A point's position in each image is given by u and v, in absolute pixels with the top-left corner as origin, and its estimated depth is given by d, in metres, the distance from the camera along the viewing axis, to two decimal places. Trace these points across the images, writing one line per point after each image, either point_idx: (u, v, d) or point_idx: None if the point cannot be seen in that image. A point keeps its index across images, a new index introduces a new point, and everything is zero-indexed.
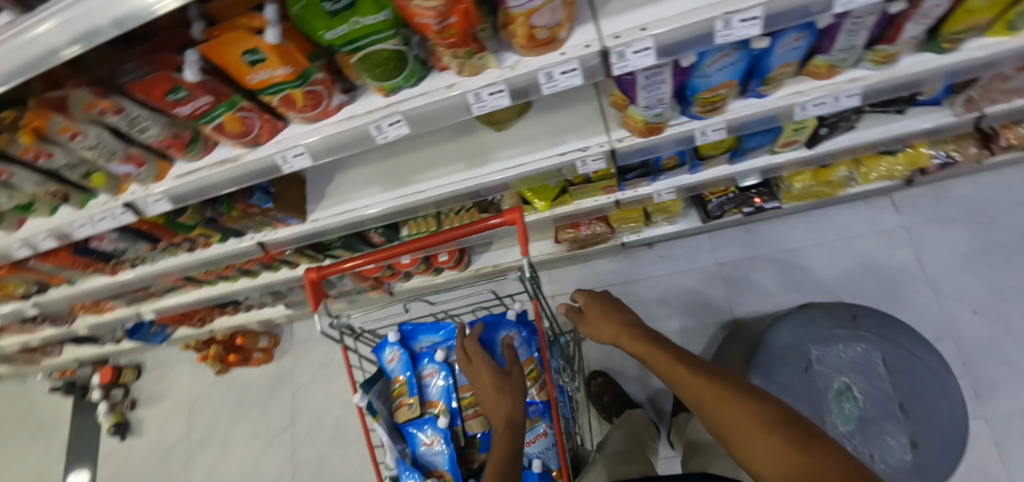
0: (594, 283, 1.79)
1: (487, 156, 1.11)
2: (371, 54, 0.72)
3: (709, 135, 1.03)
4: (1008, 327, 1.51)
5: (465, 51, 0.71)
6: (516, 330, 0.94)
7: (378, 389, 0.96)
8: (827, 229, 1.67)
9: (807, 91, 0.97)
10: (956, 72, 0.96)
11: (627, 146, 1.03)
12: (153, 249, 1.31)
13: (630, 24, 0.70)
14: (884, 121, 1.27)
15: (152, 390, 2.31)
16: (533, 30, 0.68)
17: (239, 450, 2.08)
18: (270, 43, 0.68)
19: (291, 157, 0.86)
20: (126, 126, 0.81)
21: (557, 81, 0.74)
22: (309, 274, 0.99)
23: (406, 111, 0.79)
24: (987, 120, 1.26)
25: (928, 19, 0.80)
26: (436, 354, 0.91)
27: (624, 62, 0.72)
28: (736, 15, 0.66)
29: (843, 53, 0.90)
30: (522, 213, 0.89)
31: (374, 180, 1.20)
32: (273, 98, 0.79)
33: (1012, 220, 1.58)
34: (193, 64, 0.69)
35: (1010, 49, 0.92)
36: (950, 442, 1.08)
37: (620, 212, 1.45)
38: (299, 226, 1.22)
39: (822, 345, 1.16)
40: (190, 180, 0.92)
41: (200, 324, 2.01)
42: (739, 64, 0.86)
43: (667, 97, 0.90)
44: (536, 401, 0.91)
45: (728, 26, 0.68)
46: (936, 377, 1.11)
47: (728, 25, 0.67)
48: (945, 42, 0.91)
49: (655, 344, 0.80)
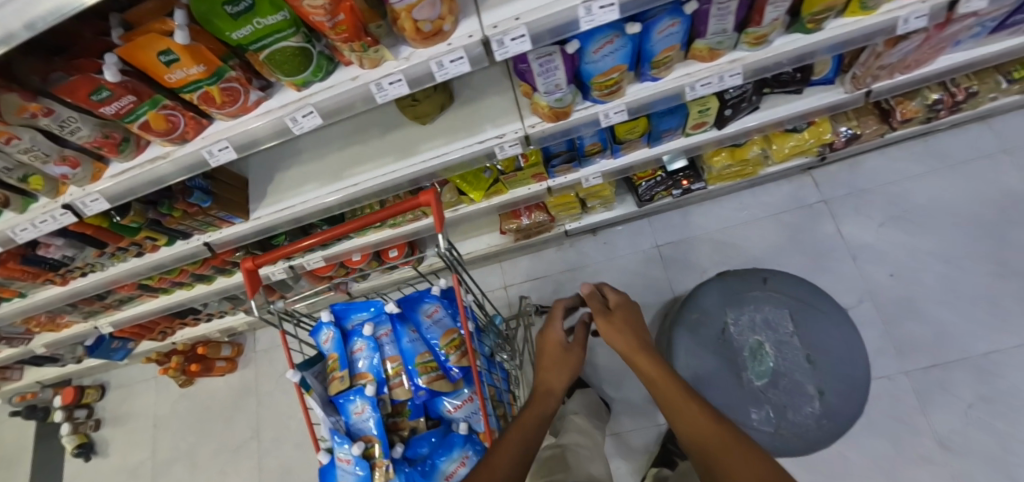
0: (543, 271, 1.89)
1: (414, 148, 1.20)
2: (277, 51, 0.79)
3: (612, 118, 1.12)
4: (921, 287, 1.64)
5: (360, 45, 0.79)
6: (439, 303, 1.00)
7: (314, 367, 1.01)
8: (754, 208, 1.81)
9: (695, 73, 1.08)
10: (825, 51, 1.08)
11: (540, 131, 1.12)
12: (101, 257, 1.34)
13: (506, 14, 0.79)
14: (785, 101, 1.38)
15: (118, 409, 2.31)
16: (417, 24, 0.77)
17: (207, 462, 2.08)
18: (180, 44, 0.74)
19: (215, 150, 0.92)
20: (57, 127, 0.85)
21: (448, 69, 0.83)
22: (246, 264, 1.04)
23: (317, 103, 0.87)
24: (877, 96, 1.38)
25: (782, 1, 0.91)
26: (363, 329, 0.97)
27: (504, 49, 0.81)
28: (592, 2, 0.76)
29: (717, 37, 1.00)
30: (436, 194, 0.97)
31: (312, 177, 1.27)
32: (193, 96, 0.85)
33: (919, 188, 1.72)
34: (111, 66, 0.75)
35: (867, 27, 1.04)
36: (855, 387, 1.18)
37: (556, 199, 1.55)
38: (243, 225, 1.29)
39: (736, 308, 1.27)
40: (125, 178, 0.97)
41: (161, 337, 2.05)
42: (624, 49, 0.96)
43: (563, 82, 0.99)
44: (456, 367, 0.96)
45: (588, 12, 0.77)
46: (839, 329, 1.22)
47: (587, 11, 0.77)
48: (809, 23, 1.01)
49: (667, 375, 0.91)
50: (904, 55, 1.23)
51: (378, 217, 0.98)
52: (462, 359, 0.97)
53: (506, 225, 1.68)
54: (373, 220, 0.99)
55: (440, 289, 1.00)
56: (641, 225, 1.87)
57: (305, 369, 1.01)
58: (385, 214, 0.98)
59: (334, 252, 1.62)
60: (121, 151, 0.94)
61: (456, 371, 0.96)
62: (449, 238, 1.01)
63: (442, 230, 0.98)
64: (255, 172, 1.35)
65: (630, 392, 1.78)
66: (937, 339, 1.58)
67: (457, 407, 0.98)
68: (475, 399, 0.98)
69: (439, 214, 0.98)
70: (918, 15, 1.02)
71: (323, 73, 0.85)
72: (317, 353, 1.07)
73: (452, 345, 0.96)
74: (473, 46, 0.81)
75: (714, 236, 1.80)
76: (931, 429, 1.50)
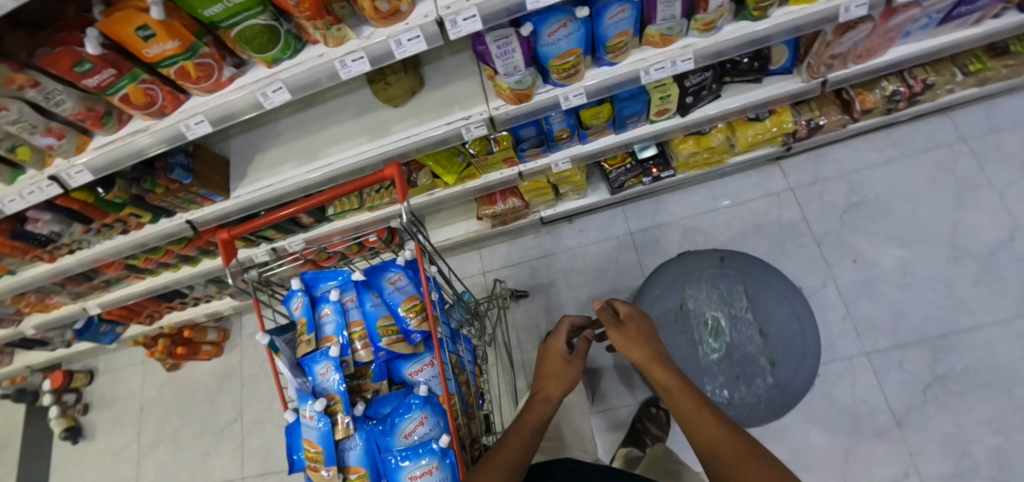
0: (520, 258, 1.95)
1: (386, 130, 1.26)
2: (246, 29, 0.86)
3: (572, 101, 1.18)
4: (880, 271, 1.70)
5: (323, 22, 0.85)
6: (402, 272, 1.05)
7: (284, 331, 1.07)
8: (723, 196, 1.87)
9: (649, 58, 1.14)
10: (772, 39, 1.14)
11: (503, 113, 1.18)
12: (87, 233, 1.40)
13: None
14: (744, 90, 1.45)
15: (106, 393, 2.35)
16: (375, 3, 0.83)
17: (191, 444, 2.13)
18: (156, 19, 0.80)
19: (192, 124, 0.98)
20: (43, 99, 0.90)
21: (406, 47, 0.90)
22: (220, 235, 1.09)
23: (286, 79, 0.93)
24: (833, 85, 1.44)
25: None
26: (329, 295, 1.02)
27: (458, 28, 0.87)
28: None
29: (667, 23, 1.07)
30: (400, 168, 1.02)
31: (290, 157, 1.34)
32: (170, 71, 0.90)
33: (882, 178, 1.79)
34: (92, 39, 0.80)
35: (810, 15, 1.10)
36: (805, 359, 1.23)
37: (528, 184, 1.60)
38: (223, 203, 1.34)
39: (695, 285, 1.32)
40: (108, 151, 1.03)
41: (150, 321, 2.12)
42: (579, 33, 1.03)
43: (522, 64, 1.06)
44: (416, 331, 1.01)
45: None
46: (791, 305, 1.27)
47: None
48: (754, 10, 1.08)
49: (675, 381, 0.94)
50: (854, 45, 1.29)
51: (345, 188, 1.04)
52: (423, 324, 1.02)
53: (482, 211, 1.74)
54: (341, 192, 1.05)
55: (404, 259, 1.05)
56: (615, 214, 1.93)
57: (276, 333, 1.06)
58: (352, 186, 1.03)
59: (315, 235, 1.67)
60: (104, 124, 0.99)
61: (415, 335, 1.01)
62: (413, 211, 1.07)
63: (406, 203, 1.04)
64: (236, 154, 1.41)
65: (602, 374, 1.83)
66: (892, 321, 1.64)
67: (417, 371, 1.02)
68: (435, 363, 1.03)
69: (403, 187, 1.03)
70: (858, 3, 1.08)
71: (292, 51, 0.91)
72: (289, 322, 1.12)
73: (412, 310, 1.01)
74: (429, 26, 0.87)
75: (684, 224, 1.86)
76: (889, 407, 1.55)
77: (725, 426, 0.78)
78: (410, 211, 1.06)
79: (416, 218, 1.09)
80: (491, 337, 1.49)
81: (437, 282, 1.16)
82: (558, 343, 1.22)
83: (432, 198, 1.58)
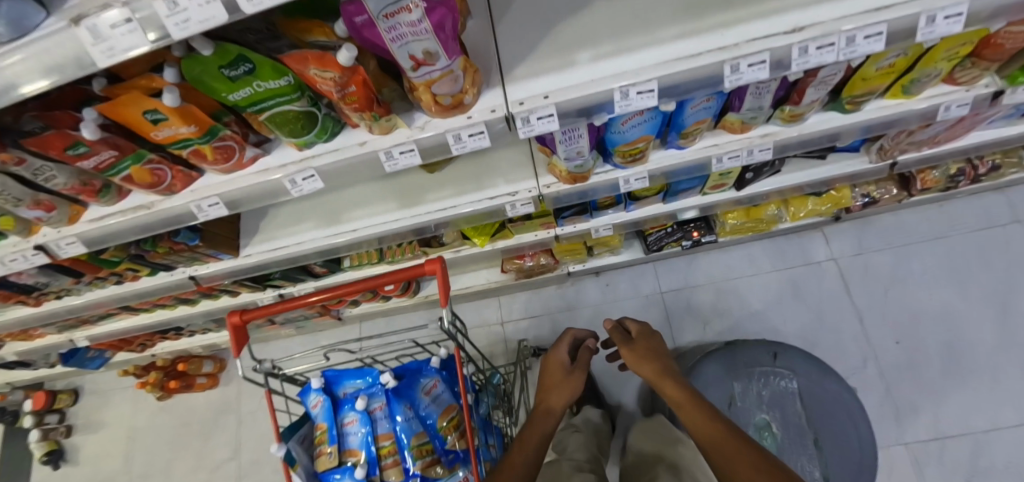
0: (542, 309, 1.83)
1: (419, 197, 1.13)
2: (278, 114, 0.72)
3: (632, 184, 1.07)
4: (923, 353, 1.60)
5: (370, 114, 0.71)
6: (438, 376, 0.96)
7: (301, 435, 0.95)
8: (761, 259, 1.76)
9: (723, 144, 1.02)
10: (860, 131, 1.02)
11: (555, 192, 1.06)
12: (79, 283, 1.26)
13: (535, 92, 0.72)
14: (807, 165, 1.33)
15: (90, 416, 2.22)
16: (437, 97, 0.70)
17: (179, 481, 2.00)
18: (169, 106, 0.66)
19: (206, 206, 0.84)
20: (30, 176, 0.76)
21: (466, 142, 0.76)
22: (231, 319, 0.96)
23: (319, 166, 0.79)
24: (902, 166, 1.33)
25: (826, 86, 0.85)
26: (356, 402, 0.91)
27: (530, 127, 0.74)
28: (629, 89, 0.70)
29: (752, 112, 0.94)
30: (442, 263, 0.90)
31: (308, 216, 1.20)
32: (182, 151, 0.77)
33: (930, 253, 1.69)
34: (89, 123, 0.66)
35: (907, 111, 0.98)
36: (861, 475, 1.13)
37: (562, 245, 1.48)
38: (231, 262, 1.21)
39: (744, 381, 1.22)
40: (104, 225, 0.89)
41: (141, 349, 1.97)
42: (653, 120, 0.89)
43: (586, 150, 0.93)
44: (455, 450, 0.90)
45: (625, 98, 0.71)
46: (847, 412, 1.18)
47: (624, 97, 0.71)
48: (848, 103, 0.97)
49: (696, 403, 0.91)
50: (936, 134, 1.18)
51: (380, 283, 0.92)
52: (461, 439, 0.92)
53: (507, 265, 1.62)
54: (373, 284, 0.93)
55: (440, 362, 0.95)
56: (645, 269, 1.82)
57: (291, 438, 0.94)
58: (387, 280, 0.91)
59: (326, 283, 1.54)
60: (100, 197, 0.85)
61: (453, 453, 0.90)
62: (453, 309, 0.95)
63: (447, 303, 0.92)
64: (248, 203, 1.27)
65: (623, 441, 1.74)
66: (932, 407, 1.54)
67: None
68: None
69: (445, 286, 0.91)
70: (960, 103, 0.97)
71: (329, 135, 0.78)
72: (305, 417, 1.00)
73: (450, 425, 0.92)
74: (496, 122, 0.74)
75: (718, 286, 1.76)
76: None
77: (740, 439, 0.79)
78: (450, 311, 0.94)
79: (455, 314, 0.97)
80: (517, 412, 1.38)
81: (471, 378, 1.05)
82: (560, 354, 1.18)
83: (458, 255, 1.46)
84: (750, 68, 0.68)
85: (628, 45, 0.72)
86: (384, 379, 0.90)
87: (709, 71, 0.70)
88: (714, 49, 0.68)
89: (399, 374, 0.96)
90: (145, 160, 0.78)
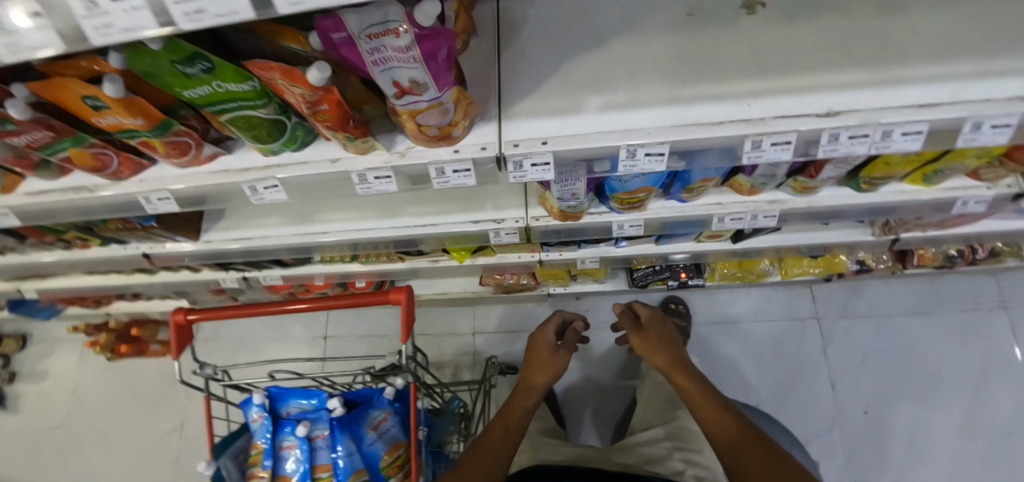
0: (517, 325, 1.78)
1: (399, 208, 1.05)
2: (240, 118, 0.62)
3: (625, 230, 1.01)
4: (891, 427, 1.58)
5: (345, 135, 0.63)
6: (390, 410, 0.90)
7: (235, 449, 0.89)
8: (745, 308, 1.72)
9: (727, 204, 0.95)
10: (870, 211, 0.96)
11: (543, 226, 0.99)
12: (21, 242, 1.16)
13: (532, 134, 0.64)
14: (809, 228, 1.27)
15: (35, 365, 2.11)
16: (422, 127, 0.62)
17: (120, 446, 1.93)
18: (111, 98, 0.56)
19: (155, 200, 0.76)
20: None
21: (449, 178, 0.68)
22: (174, 317, 0.89)
23: (283, 177, 0.71)
24: (903, 243, 1.29)
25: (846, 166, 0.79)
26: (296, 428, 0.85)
27: (522, 172, 0.67)
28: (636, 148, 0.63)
29: (762, 179, 0.88)
30: (409, 293, 0.83)
31: (278, 209, 1.11)
32: (130, 140, 0.67)
33: (914, 326, 1.66)
34: (15, 101, 0.56)
35: (924, 199, 0.92)
36: None
37: (546, 269, 1.42)
38: (188, 245, 1.12)
39: None
40: (39, 200, 0.80)
41: (96, 305, 1.84)
42: (659, 173, 0.82)
43: (582, 193, 0.86)
44: None
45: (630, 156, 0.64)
46: None
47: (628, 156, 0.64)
48: (864, 183, 0.90)
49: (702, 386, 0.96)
50: (945, 220, 1.13)
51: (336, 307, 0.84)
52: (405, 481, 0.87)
53: (487, 279, 1.55)
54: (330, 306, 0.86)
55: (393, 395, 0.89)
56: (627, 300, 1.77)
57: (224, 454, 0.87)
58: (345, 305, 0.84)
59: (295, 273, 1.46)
60: (37, 170, 0.76)
61: None
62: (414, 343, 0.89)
63: (407, 339, 0.86)
64: None
65: None
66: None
67: None
68: None
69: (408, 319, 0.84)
70: (979, 200, 0.91)
71: (300, 144, 0.70)
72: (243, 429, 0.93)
73: (394, 466, 0.86)
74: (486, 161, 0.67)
75: (699, 328, 1.72)
76: None
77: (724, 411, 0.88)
78: (411, 345, 0.88)
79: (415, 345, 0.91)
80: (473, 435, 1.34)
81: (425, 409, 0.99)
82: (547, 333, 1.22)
83: (436, 265, 1.38)
84: (773, 145, 0.62)
85: (643, 97, 0.65)
86: (331, 407, 0.83)
87: (727, 142, 0.63)
88: (736, 121, 0.61)
89: (350, 400, 0.89)
90: (87, 144, 0.68)
